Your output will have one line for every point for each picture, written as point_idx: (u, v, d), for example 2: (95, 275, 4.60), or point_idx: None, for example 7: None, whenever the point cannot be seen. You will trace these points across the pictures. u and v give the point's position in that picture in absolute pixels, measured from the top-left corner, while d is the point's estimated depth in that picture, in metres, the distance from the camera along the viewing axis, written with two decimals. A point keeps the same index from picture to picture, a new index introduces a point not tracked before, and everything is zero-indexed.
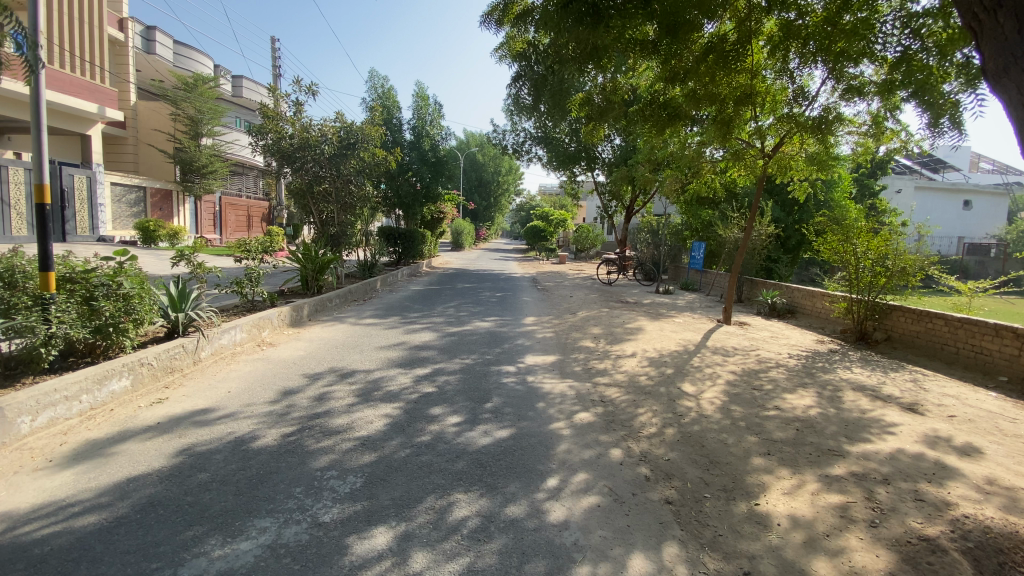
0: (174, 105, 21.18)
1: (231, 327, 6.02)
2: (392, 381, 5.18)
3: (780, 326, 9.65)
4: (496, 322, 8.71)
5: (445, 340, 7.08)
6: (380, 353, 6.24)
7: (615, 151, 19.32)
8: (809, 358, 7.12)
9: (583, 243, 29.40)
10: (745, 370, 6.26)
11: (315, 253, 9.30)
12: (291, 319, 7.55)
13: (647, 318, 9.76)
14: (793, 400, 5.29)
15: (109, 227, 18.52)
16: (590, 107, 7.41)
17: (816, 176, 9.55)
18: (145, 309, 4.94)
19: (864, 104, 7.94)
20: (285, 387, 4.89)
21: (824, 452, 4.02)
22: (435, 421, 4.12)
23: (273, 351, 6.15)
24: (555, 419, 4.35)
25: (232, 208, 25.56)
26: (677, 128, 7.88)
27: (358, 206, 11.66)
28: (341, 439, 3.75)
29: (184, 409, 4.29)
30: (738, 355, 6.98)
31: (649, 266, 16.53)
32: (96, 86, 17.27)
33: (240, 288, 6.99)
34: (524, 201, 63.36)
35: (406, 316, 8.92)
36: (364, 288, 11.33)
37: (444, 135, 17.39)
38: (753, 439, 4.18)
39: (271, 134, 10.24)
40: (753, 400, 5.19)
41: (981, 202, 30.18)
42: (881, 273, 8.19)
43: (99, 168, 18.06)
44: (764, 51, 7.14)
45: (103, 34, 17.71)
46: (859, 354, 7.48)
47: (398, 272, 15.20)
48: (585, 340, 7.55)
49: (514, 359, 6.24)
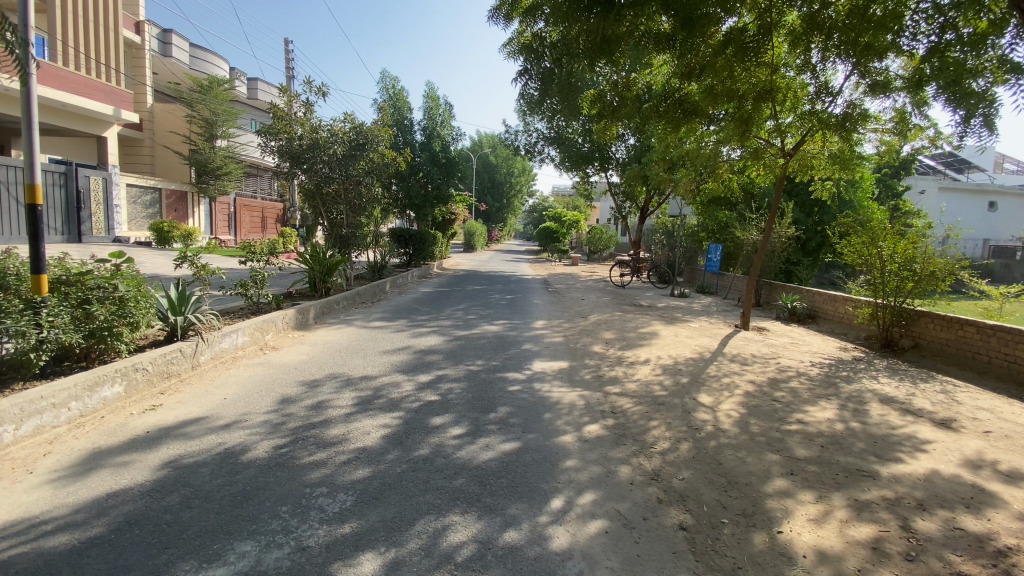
0: (190, 108, 21.36)
1: (232, 330, 5.88)
2: (393, 388, 4.99)
3: (800, 332, 9.29)
4: (505, 326, 8.48)
5: (451, 345, 6.88)
6: (384, 358, 6.06)
7: (629, 151, 19.02)
8: (833, 366, 6.78)
9: (596, 244, 29.09)
10: (765, 380, 5.95)
11: (323, 254, 9.19)
12: (296, 321, 7.42)
13: (661, 322, 9.45)
14: (817, 413, 4.98)
15: (125, 228, 18.71)
16: (603, 103, 7.15)
17: (839, 176, 9.16)
18: (141, 312, 4.81)
19: (891, 100, 7.58)
20: (283, 395, 4.72)
21: (853, 473, 3.74)
22: (435, 434, 3.91)
23: (275, 355, 5.98)
24: (562, 432, 4.12)
25: (246, 209, 25.73)
26: (693, 125, 7.58)
27: (368, 208, 11.54)
28: (335, 452, 3.56)
29: (176, 417, 4.14)
30: (757, 363, 6.68)
31: (664, 268, 16.17)
32: (110, 88, 17.47)
33: (245, 290, 6.88)
34: (536, 202, 63.10)
35: (414, 318, 8.75)
36: (373, 290, 11.19)
37: (455, 136, 17.25)
38: (774, 457, 3.90)
39: (281, 134, 10.14)
40: (774, 413, 4.90)
41: (1009, 204, 29.17)
42: (909, 277, 7.83)
43: (115, 169, 18.24)
44: (785, 44, 6.83)
45: (119, 37, 17.89)
46: (885, 363, 7.11)
47: (408, 273, 15.08)
48: (596, 346, 7.30)
49: (522, 365, 6.01)
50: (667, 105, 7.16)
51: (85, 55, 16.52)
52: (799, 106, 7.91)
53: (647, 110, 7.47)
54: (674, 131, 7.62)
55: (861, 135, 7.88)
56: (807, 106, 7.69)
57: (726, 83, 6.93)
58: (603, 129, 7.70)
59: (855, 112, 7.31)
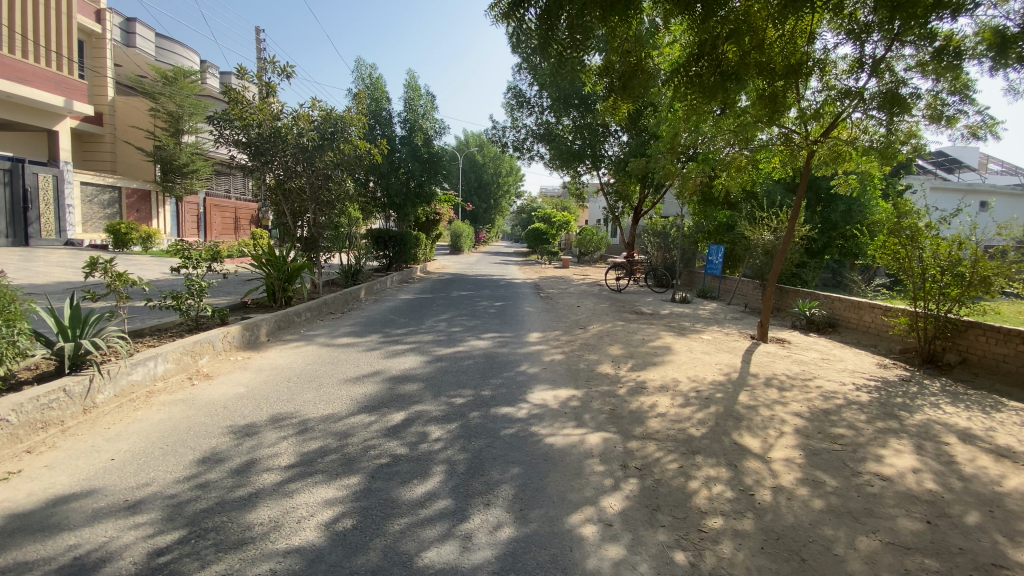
0: (153, 101, 19.80)
1: (148, 357, 4.63)
2: (346, 434, 3.77)
3: (825, 344, 8.28)
4: (494, 341, 7.29)
5: (429, 368, 5.68)
6: (345, 388, 4.85)
7: (623, 148, 18.02)
8: (883, 388, 5.73)
9: (587, 245, 28.19)
10: (814, 409, 4.84)
11: (282, 258, 7.96)
12: (242, 340, 6.15)
13: (671, 334, 8.34)
14: (897, 459, 3.86)
15: (78, 230, 17.17)
16: (613, 77, 6.03)
17: (867, 169, 8.19)
18: (7, 342, 3.58)
19: (942, 76, 6.67)
20: (194, 448, 3.49)
21: (990, 567, 2.62)
22: (395, 520, 2.71)
23: (204, 389, 4.73)
24: (577, 507, 2.96)
25: (217, 209, 24.24)
26: (718, 104, 6.40)
27: (338, 205, 10.23)
28: (239, 562, 2.35)
29: (30, 495, 2.90)
30: (796, 386, 5.56)
31: (662, 271, 15.06)
32: (58, 76, 15.82)
33: (177, 303, 5.66)
34: (524, 205, 62.04)
35: (389, 333, 7.52)
36: (344, 298, 9.92)
37: (438, 129, 15.98)
38: (871, 541, 2.78)
39: (237, 121, 8.81)
40: (841, 459, 3.77)
41: (997, 204, 28.66)
42: (955, 283, 6.84)
43: (67, 166, 16.66)
44: (825, 9, 5.78)
45: (72, 23, 16.36)
46: (939, 385, 6.11)
47: (388, 279, 13.84)
48: (602, 366, 6.15)
49: (517, 395, 4.88)
50: (699, 62, 5.72)
51: (33, 41, 15.05)
52: (832, 88, 7.09)
53: (665, 86, 6.29)
54: (693, 109, 6.46)
55: (889, 121, 6.99)
56: (841, 88, 6.92)
57: (754, 48, 5.82)
58: (610, 109, 6.56)
59: (899, 93, 6.51)
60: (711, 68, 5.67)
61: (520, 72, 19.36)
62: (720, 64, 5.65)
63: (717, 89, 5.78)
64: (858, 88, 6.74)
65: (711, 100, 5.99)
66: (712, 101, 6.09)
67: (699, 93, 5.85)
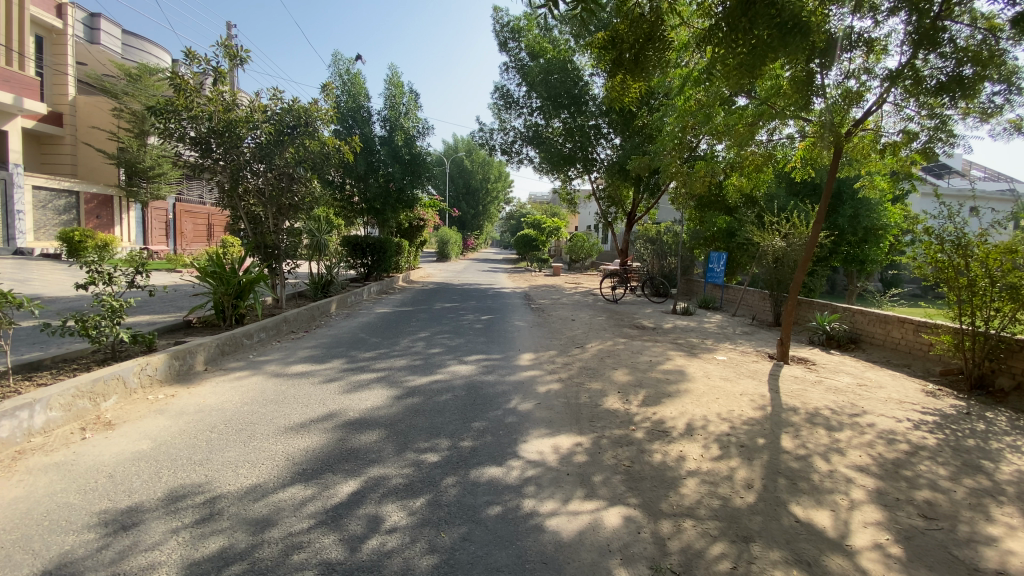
0: (116, 100, 18.44)
1: (18, 407, 3.51)
2: (266, 524, 2.69)
3: (853, 365, 7.34)
4: (479, 366, 6.22)
5: (398, 406, 4.60)
6: (284, 441, 3.74)
7: (616, 150, 17.12)
8: (947, 426, 4.74)
9: (578, 252, 27.28)
10: (880, 460, 3.83)
11: (231, 270, 6.81)
12: (165, 372, 4.99)
13: (681, 354, 7.34)
14: (1014, 542, 2.85)
15: (30, 237, 15.88)
16: (619, 51, 5.01)
17: (897, 166, 7.29)
18: None
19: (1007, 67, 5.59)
20: (35, 554, 2.42)
21: None
22: None
23: (96, 444, 3.61)
24: None
25: (189, 215, 22.95)
26: (754, 80, 5.32)
27: (304, 208, 9.16)
28: None
29: None
30: (846, 425, 4.56)
31: (660, 279, 14.12)
32: (10, 72, 14.64)
33: (84, 327, 4.52)
34: (512, 211, 61.04)
35: (355, 357, 6.40)
36: (311, 314, 8.82)
37: (421, 128, 14.92)
38: None
39: (184, 112, 7.56)
40: (944, 549, 2.75)
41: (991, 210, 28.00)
42: (1011, 297, 5.84)
43: (18, 168, 15.44)
44: None
45: (25, 15, 15.21)
46: (1006, 418, 5.14)
47: (364, 290, 12.74)
48: (608, 399, 5.10)
49: (507, 447, 3.82)
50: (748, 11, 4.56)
51: None
52: (867, 72, 6.19)
53: None
54: (727, 83, 5.35)
55: (934, 111, 6.09)
56: (882, 70, 6.00)
57: None
58: (617, 91, 5.55)
59: (959, 75, 5.57)
60: (766, 20, 4.44)
61: (508, 71, 18.48)
62: (779, 14, 4.44)
63: (762, 59, 4.72)
64: (906, 65, 5.84)
65: (745, 74, 4.95)
66: (751, 72, 5.03)
67: (745, 64, 4.76)
